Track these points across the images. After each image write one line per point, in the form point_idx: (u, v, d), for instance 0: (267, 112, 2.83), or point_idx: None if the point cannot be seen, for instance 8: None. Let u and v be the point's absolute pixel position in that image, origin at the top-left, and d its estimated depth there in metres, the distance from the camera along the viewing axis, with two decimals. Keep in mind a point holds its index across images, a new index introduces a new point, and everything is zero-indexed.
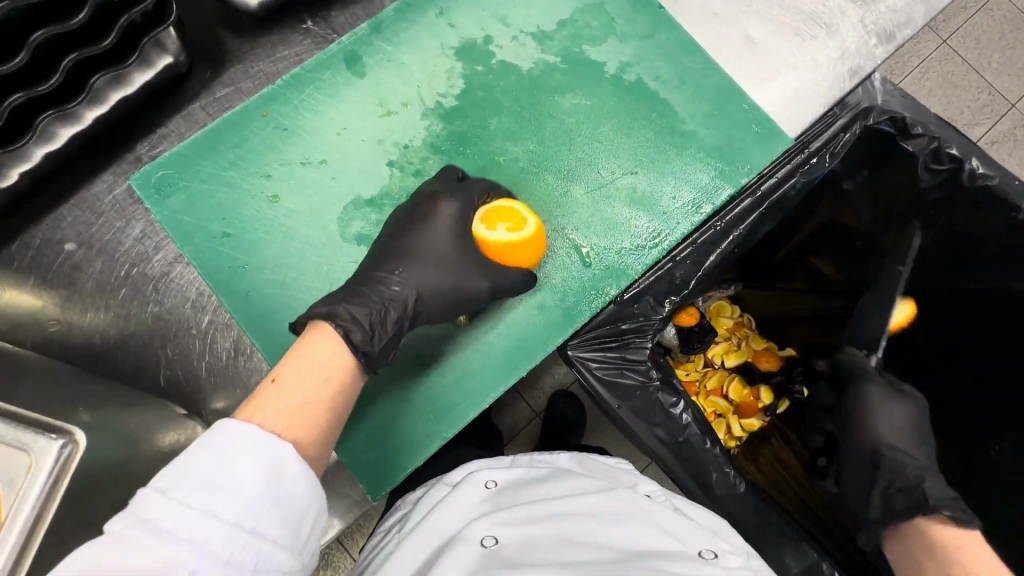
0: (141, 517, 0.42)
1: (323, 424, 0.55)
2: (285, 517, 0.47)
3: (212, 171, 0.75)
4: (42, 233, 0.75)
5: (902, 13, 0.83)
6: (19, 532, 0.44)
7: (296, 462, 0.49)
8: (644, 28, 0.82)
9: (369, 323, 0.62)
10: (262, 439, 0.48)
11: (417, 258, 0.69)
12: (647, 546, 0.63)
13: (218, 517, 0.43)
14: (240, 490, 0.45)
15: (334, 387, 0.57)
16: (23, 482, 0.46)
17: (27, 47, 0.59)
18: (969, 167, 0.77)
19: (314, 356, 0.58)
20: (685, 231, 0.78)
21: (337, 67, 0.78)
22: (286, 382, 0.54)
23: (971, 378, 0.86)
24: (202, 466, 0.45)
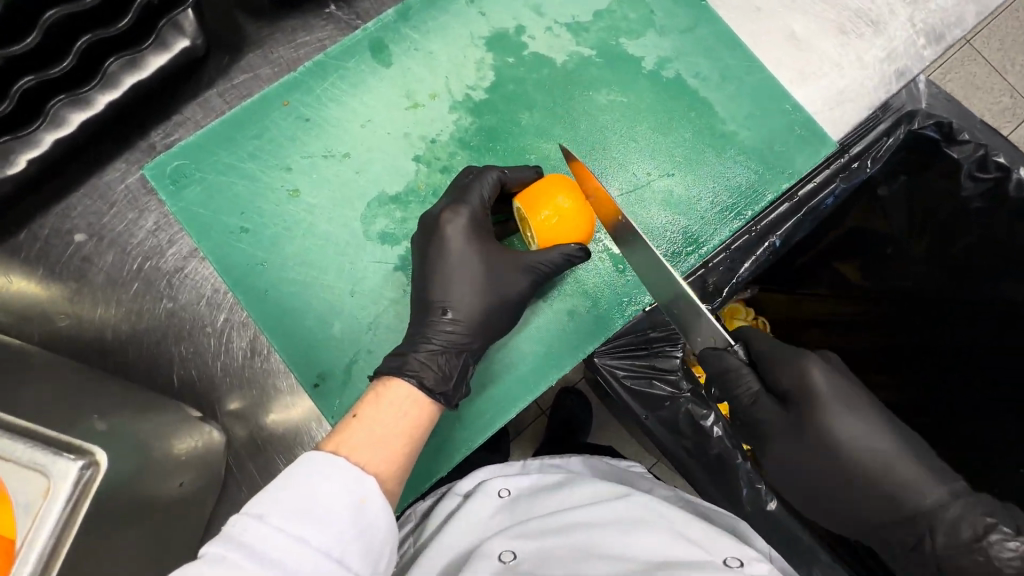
0: (238, 540, 0.43)
1: (403, 462, 0.54)
2: (366, 548, 0.46)
3: (231, 162, 0.71)
4: (51, 223, 0.72)
5: (952, 12, 0.79)
6: (37, 557, 0.43)
7: (380, 497, 0.48)
8: (685, 22, 0.78)
9: (442, 365, 0.61)
10: (349, 472, 0.48)
11: (451, 261, 0.65)
12: (672, 556, 0.60)
13: (310, 541, 0.44)
14: (332, 516, 0.45)
15: (411, 426, 0.56)
16: (42, 505, 0.44)
17: (40, 26, 0.55)
18: (1017, 176, 0.74)
19: (392, 397, 0.57)
20: (721, 237, 0.75)
21: (362, 55, 0.74)
22: (369, 421, 0.54)
23: (985, 378, 0.78)
24: (292, 493, 0.45)
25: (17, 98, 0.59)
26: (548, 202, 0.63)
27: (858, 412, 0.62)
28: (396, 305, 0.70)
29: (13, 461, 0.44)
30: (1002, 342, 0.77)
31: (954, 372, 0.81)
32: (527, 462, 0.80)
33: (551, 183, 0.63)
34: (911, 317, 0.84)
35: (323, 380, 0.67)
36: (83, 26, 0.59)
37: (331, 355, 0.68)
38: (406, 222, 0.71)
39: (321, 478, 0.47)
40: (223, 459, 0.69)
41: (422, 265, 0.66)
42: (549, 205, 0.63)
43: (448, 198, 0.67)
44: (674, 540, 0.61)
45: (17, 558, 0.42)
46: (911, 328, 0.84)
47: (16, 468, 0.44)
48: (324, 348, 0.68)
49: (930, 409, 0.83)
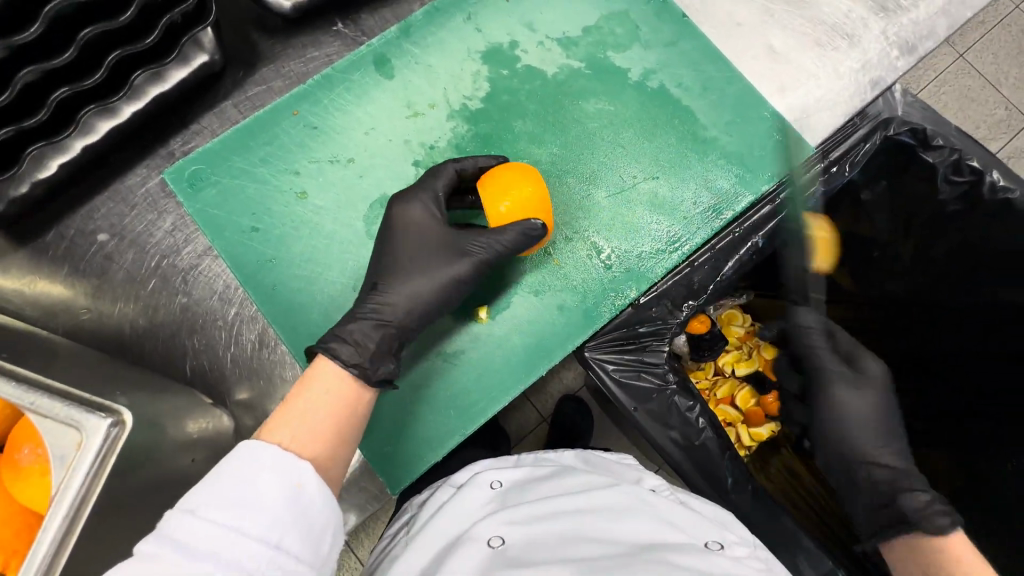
0: (171, 536, 0.46)
1: (325, 432, 0.57)
2: (307, 531, 0.50)
3: (244, 167, 0.77)
4: (75, 224, 0.77)
5: (924, 25, 0.84)
6: (68, 510, 0.47)
7: (314, 480, 0.51)
8: (668, 36, 0.83)
9: (362, 338, 0.65)
10: (276, 456, 0.51)
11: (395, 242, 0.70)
12: (655, 539, 0.63)
13: (246, 531, 0.47)
14: (267, 507, 0.48)
15: (335, 403, 0.59)
16: (74, 458, 0.48)
17: (77, 44, 0.61)
18: (991, 179, 0.76)
19: (320, 377, 0.61)
20: (704, 236, 0.79)
21: (367, 69, 0.80)
22: (299, 398, 0.58)
23: (971, 388, 0.82)
24: (225, 484, 0.49)
25: (52, 109, 0.65)
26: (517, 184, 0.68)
27: (857, 385, 0.86)
28: None
29: (51, 417, 0.48)
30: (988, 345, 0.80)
31: (942, 376, 0.85)
32: (521, 458, 0.82)
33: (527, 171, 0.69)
34: (897, 321, 0.88)
35: None
36: (115, 43, 0.65)
37: None
38: None
39: (255, 466, 0.50)
40: (231, 444, 0.73)
41: (384, 253, 0.71)
42: (507, 199, 0.68)
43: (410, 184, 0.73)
44: (658, 525, 0.64)
45: (52, 507, 0.46)
46: (897, 333, 0.88)
47: (52, 422, 0.48)
48: None
49: (923, 413, 0.87)
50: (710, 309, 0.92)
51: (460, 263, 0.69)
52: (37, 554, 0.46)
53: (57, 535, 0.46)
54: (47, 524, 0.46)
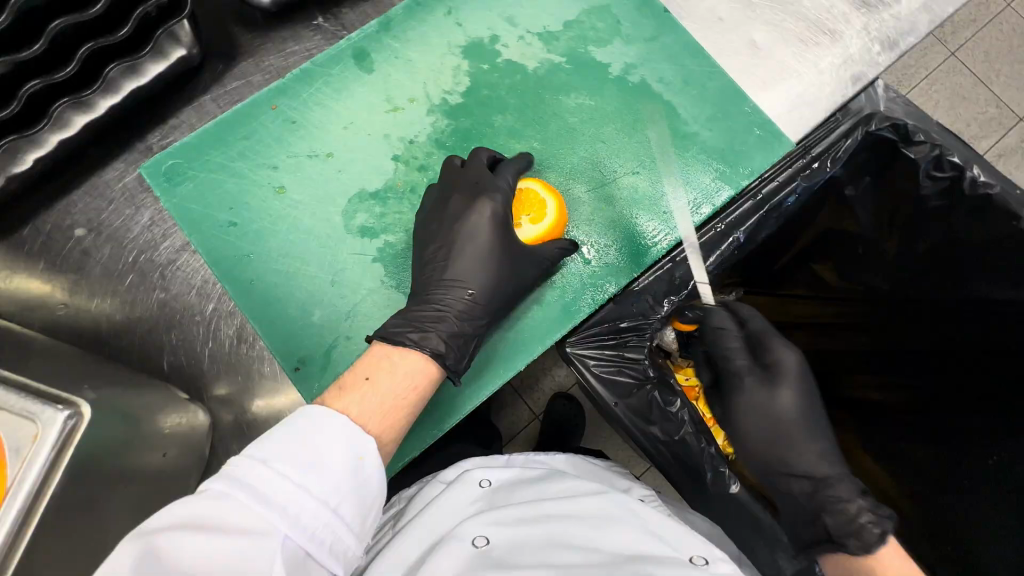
0: (241, 481, 0.46)
1: (404, 424, 0.58)
2: (360, 503, 0.50)
3: (221, 161, 0.76)
4: (52, 219, 0.76)
5: (905, 21, 0.84)
6: (22, 500, 0.46)
7: (376, 458, 0.52)
8: (650, 31, 0.83)
9: (458, 348, 0.66)
10: (353, 431, 0.51)
11: (466, 244, 0.71)
12: (638, 549, 0.63)
13: (309, 489, 0.47)
14: (331, 471, 0.49)
15: (419, 398, 0.60)
16: (30, 450, 0.47)
17: (45, 36, 0.61)
18: (971, 175, 0.75)
19: (408, 364, 0.61)
20: (684, 232, 0.79)
21: (346, 63, 0.79)
22: (379, 383, 0.57)
23: (954, 384, 0.82)
24: (297, 444, 0.49)
25: (25, 102, 0.65)
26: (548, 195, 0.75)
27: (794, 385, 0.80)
28: (373, 295, 0.74)
29: (5, 408, 0.48)
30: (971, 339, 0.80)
31: (928, 371, 0.84)
32: (512, 458, 0.82)
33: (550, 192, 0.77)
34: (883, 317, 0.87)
35: (303, 364, 0.71)
36: (87, 35, 0.65)
37: (312, 342, 0.72)
38: (385, 217, 0.76)
39: (328, 432, 0.50)
40: (206, 440, 0.72)
41: (452, 253, 0.70)
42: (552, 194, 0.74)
43: (468, 183, 0.72)
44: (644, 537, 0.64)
45: (5, 500, 0.45)
46: (884, 333, 0.88)
47: (8, 414, 0.48)
48: (304, 333, 0.72)
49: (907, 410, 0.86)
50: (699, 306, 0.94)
51: (508, 264, 0.70)
52: None
53: (7, 528, 0.45)
54: (1, 517, 0.45)
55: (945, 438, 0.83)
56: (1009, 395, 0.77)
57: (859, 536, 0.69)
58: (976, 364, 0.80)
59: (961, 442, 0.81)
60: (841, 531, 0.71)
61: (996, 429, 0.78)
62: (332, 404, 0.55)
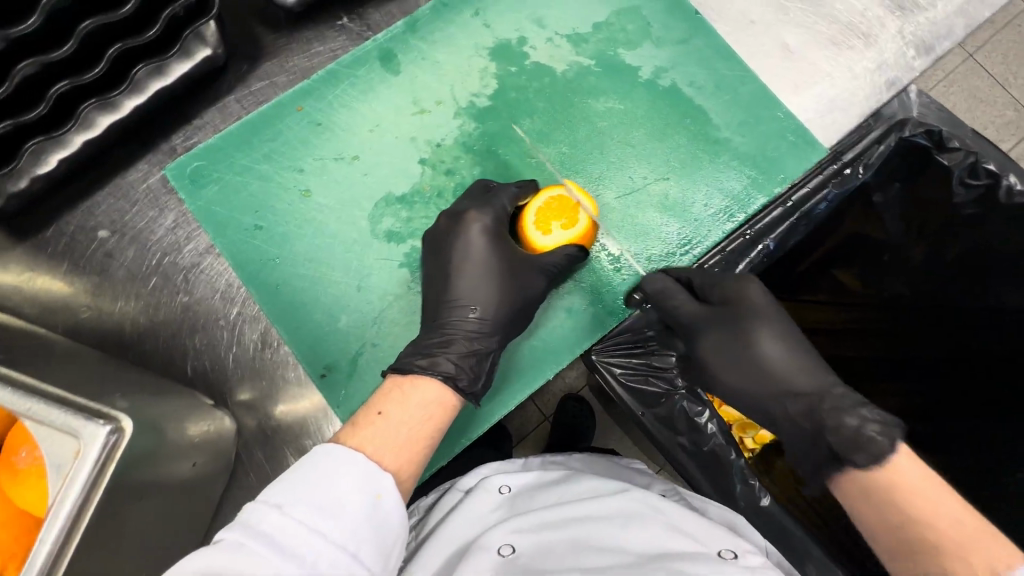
0: (257, 529, 0.43)
1: (421, 458, 0.55)
2: (380, 545, 0.46)
3: (246, 164, 0.76)
4: (75, 220, 0.76)
5: (941, 24, 0.81)
6: (71, 509, 0.46)
7: (394, 494, 0.49)
8: (680, 33, 0.82)
9: (472, 367, 0.65)
10: (368, 468, 0.48)
11: (473, 264, 0.69)
12: (667, 548, 0.61)
13: (325, 536, 0.44)
14: (348, 511, 0.45)
15: (435, 425, 0.57)
16: (72, 467, 0.47)
17: (75, 36, 0.60)
18: (1007, 183, 0.71)
19: (421, 392, 0.59)
20: (715, 240, 0.78)
21: (373, 64, 0.78)
22: (392, 414, 0.55)
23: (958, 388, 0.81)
24: (309, 487, 0.46)
25: (53, 104, 0.64)
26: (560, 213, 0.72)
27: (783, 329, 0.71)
28: (400, 301, 0.73)
29: (45, 423, 0.47)
30: (978, 345, 0.78)
31: (934, 377, 0.83)
32: (529, 461, 0.81)
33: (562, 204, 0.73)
34: (906, 321, 0.84)
35: (330, 371, 0.71)
36: (116, 35, 0.64)
37: (338, 348, 0.71)
38: (412, 222, 0.75)
39: (341, 471, 0.47)
40: (232, 446, 0.72)
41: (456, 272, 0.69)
42: (585, 199, 0.71)
43: (473, 194, 0.72)
44: (670, 533, 0.62)
45: (51, 511, 0.45)
46: (909, 339, 0.84)
47: (48, 428, 0.47)
48: (331, 340, 0.71)
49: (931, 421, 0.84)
50: None
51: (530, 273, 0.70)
52: (36, 561, 0.45)
53: (54, 544, 0.45)
54: (45, 533, 0.45)
55: (946, 444, 0.83)
56: (1012, 400, 0.76)
57: (865, 449, 0.60)
58: (987, 370, 0.78)
59: (960, 447, 0.81)
60: (846, 447, 0.62)
61: (996, 434, 0.77)
62: (345, 442, 0.52)
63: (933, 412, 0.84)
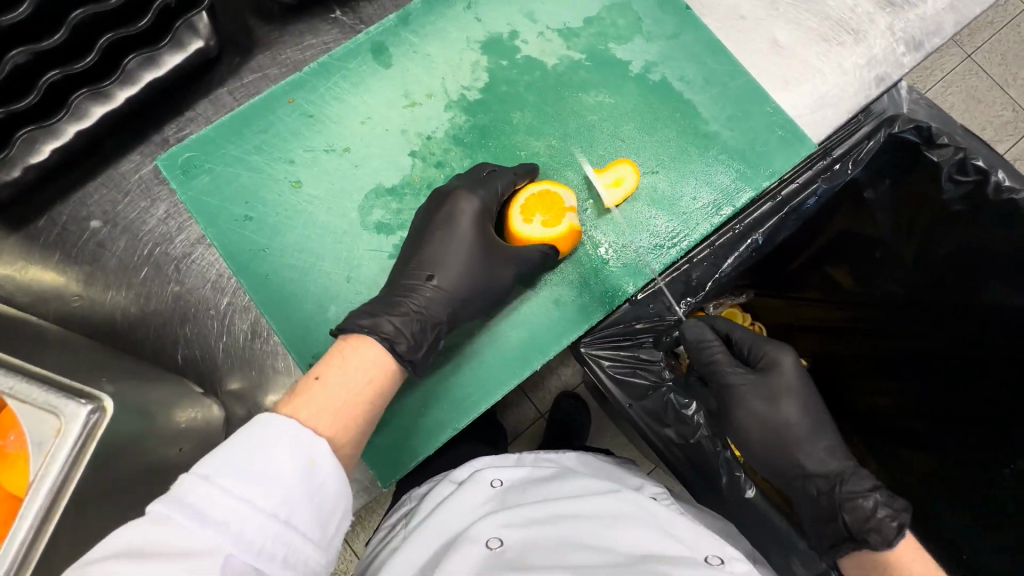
0: (183, 501, 0.42)
1: (358, 423, 0.56)
2: (314, 511, 0.47)
3: (238, 155, 0.76)
4: (68, 210, 0.76)
5: (932, 21, 0.81)
6: (51, 485, 0.46)
7: (330, 460, 0.49)
8: (671, 28, 0.82)
9: (414, 333, 0.64)
10: (302, 434, 0.49)
11: (438, 232, 0.70)
12: (651, 550, 0.62)
13: (255, 506, 0.44)
14: (280, 480, 0.46)
15: (374, 391, 0.58)
16: (52, 444, 0.47)
17: (66, 26, 0.60)
18: (996, 179, 0.71)
19: (360, 356, 0.60)
20: (703, 232, 0.78)
21: (365, 57, 0.79)
22: (328, 378, 0.56)
23: (947, 381, 0.81)
24: (242, 456, 0.46)
25: (43, 93, 0.64)
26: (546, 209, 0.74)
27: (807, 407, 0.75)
28: None
29: (29, 403, 0.48)
30: (980, 343, 0.77)
31: (927, 376, 0.83)
32: (523, 457, 0.80)
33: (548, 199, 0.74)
34: (899, 318, 0.84)
35: (319, 360, 0.71)
36: (106, 25, 0.65)
37: (327, 338, 0.72)
38: (401, 213, 0.76)
39: (278, 438, 0.47)
40: (221, 434, 0.72)
41: (439, 252, 0.69)
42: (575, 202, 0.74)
43: (465, 180, 0.72)
44: (659, 536, 0.63)
45: (31, 488, 0.46)
46: (902, 336, 0.84)
47: (30, 409, 0.48)
48: (320, 330, 0.72)
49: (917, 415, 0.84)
50: (710, 307, 0.94)
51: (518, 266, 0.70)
52: (15, 540, 0.45)
53: (34, 519, 0.46)
54: (24, 510, 0.46)
55: (939, 440, 0.81)
56: (1010, 399, 0.76)
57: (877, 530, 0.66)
58: (981, 367, 0.78)
59: (953, 445, 0.80)
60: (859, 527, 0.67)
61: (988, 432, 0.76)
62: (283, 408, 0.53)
63: (926, 410, 0.83)
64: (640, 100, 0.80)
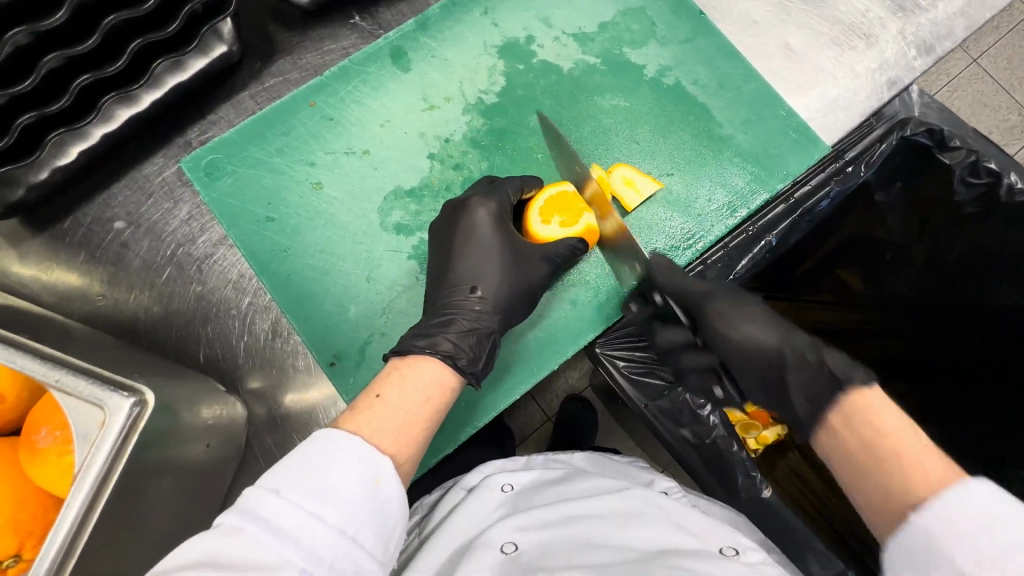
0: (254, 514, 0.42)
1: (420, 444, 0.55)
2: (380, 529, 0.46)
3: (260, 156, 0.78)
4: (92, 211, 0.78)
5: (943, 26, 0.82)
6: (95, 477, 0.48)
7: (394, 480, 0.49)
8: (684, 33, 0.83)
9: (472, 347, 0.66)
10: (366, 453, 0.49)
11: (473, 241, 0.71)
12: (667, 544, 0.61)
13: (325, 520, 0.43)
14: (345, 498, 0.45)
15: (432, 408, 0.57)
16: (97, 436, 0.49)
17: (99, 30, 0.62)
18: (1008, 181, 0.72)
19: (419, 374, 0.59)
20: (718, 234, 0.79)
21: (384, 61, 0.80)
22: (390, 394, 0.55)
23: (957, 384, 0.81)
24: (307, 472, 0.46)
25: (75, 95, 0.66)
26: (565, 210, 0.75)
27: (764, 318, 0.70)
28: (407, 292, 0.75)
29: (74, 395, 0.49)
30: (990, 344, 0.78)
31: (936, 376, 0.83)
32: (531, 460, 0.82)
33: (568, 200, 0.74)
34: (912, 321, 0.84)
35: (339, 359, 0.72)
36: (137, 31, 0.66)
37: (347, 337, 0.73)
38: (420, 215, 0.77)
39: (338, 457, 0.47)
40: (242, 433, 0.73)
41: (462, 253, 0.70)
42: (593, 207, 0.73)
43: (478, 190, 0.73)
44: (671, 530, 0.62)
45: (78, 478, 0.48)
46: (913, 334, 0.84)
47: (76, 402, 0.49)
48: (341, 330, 0.73)
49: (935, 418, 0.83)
50: None
51: (536, 267, 0.71)
52: (61, 529, 0.47)
53: (79, 509, 0.47)
54: (72, 498, 0.47)
55: (954, 443, 0.82)
56: (1015, 398, 0.76)
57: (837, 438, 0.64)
58: (998, 368, 0.77)
59: (967, 447, 0.80)
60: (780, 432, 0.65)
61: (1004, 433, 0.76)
62: (345, 426, 0.52)
63: (940, 412, 0.83)
64: (655, 103, 0.81)
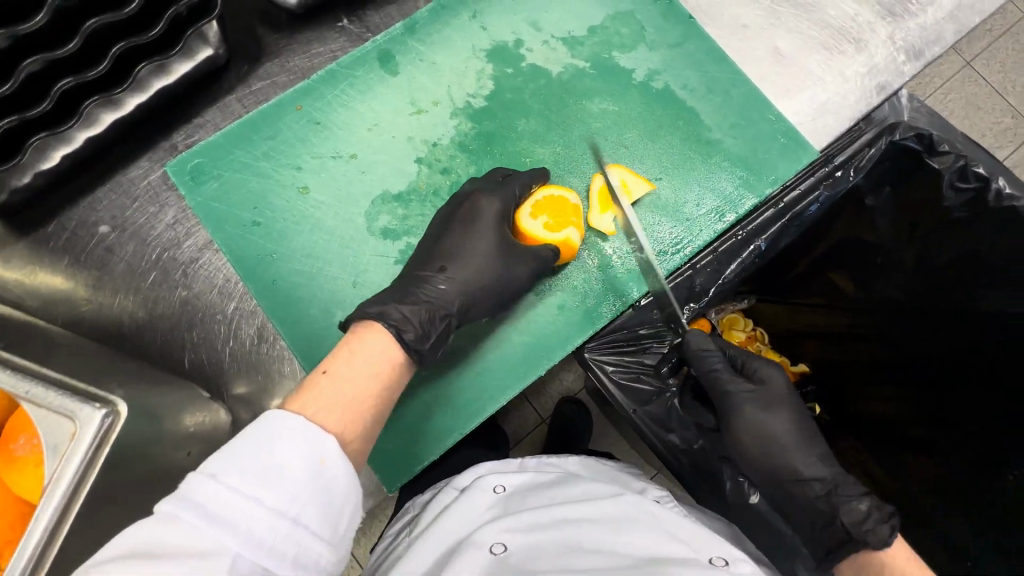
0: (191, 501, 0.42)
1: (367, 420, 0.55)
2: (325, 509, 0.46)
3: (245, 160, 0.78)
4: (77, 215, 0.77)
5: (932, 30, 0.82)
6: (64, 491, 0.47)
7: (339, 459, 0.48)
8: (674, 37, 0.83)
9: (422, 322, 0.64)
10: (310, 431, 0.47)
11: (456, 243, 0.72)
12: (657, 552, 0.61)
13: (263, 503, 0.43)
14: (287, 478, 0.45)
15: (382, 383, 0.57)
16: (68, 447, 0.48)
17: (81, 34, 0.61)
18: (996, 186, 0.72)
19: (368, 349, 0.59)
20: (706, 239, 0.78)
21: (372, 65, 0.80)
22: (337, 370, 0.55)
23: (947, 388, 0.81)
24: (249, 453, 0.45)
25: (56, 99, 0.65)
26: (561, 219, 0.76)
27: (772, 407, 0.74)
28: None
29: (44, 407, 0.49)
30: (977, 349, 0.78)
31: (927, 380, 0.83)
32: (525, 461, 0.80)
33: (566, 209, 0.76)
34: (902, 324, 0.84)
35: None
36: (119, 34, 0.65)
37: None
38: (407, 219, 0.77)
39: (284, 436, 0.46)
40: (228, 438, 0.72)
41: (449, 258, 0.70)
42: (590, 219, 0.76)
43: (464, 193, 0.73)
44: (663, 538, 0.62)
45: (47, 493, 0.47)
46: (901, 339, 0.84)
47: (47, 414, 0.49)
48: (327, 334, 0.74)
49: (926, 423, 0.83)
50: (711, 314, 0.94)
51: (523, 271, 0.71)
52: (31, 539, 0.46)
53: (52, 512, 0.47)
54: (42, 511, 0.46)
55: (944, 448, 0.81)
56: (1004, 401, 0.76)
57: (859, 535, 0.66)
58: (989, 372, 0.77)
59: (955, 451, 0.80)
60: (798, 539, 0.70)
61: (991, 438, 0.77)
62: (289, 407, 0.51)
63: (929, 417, 0.83)
64: (643, 108, 0.81)
